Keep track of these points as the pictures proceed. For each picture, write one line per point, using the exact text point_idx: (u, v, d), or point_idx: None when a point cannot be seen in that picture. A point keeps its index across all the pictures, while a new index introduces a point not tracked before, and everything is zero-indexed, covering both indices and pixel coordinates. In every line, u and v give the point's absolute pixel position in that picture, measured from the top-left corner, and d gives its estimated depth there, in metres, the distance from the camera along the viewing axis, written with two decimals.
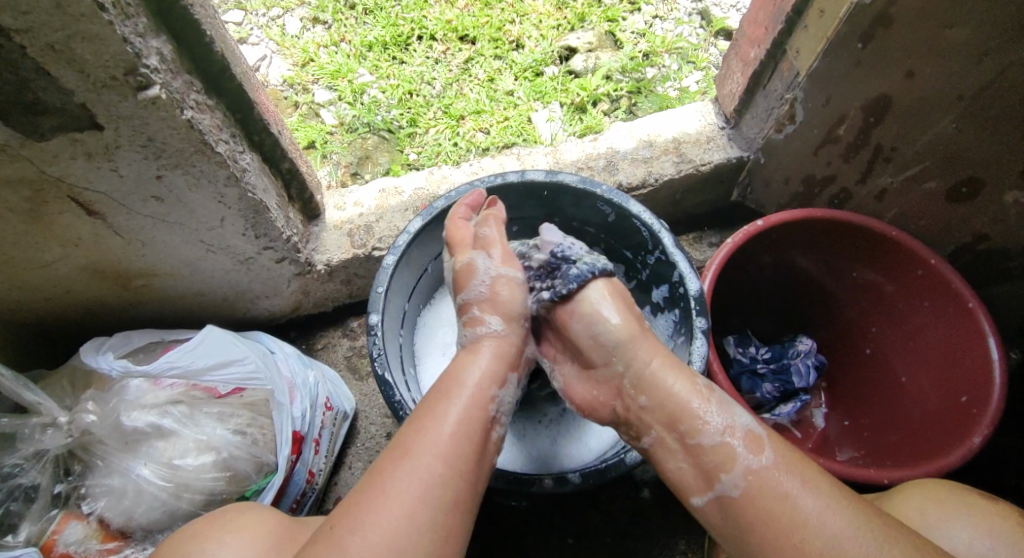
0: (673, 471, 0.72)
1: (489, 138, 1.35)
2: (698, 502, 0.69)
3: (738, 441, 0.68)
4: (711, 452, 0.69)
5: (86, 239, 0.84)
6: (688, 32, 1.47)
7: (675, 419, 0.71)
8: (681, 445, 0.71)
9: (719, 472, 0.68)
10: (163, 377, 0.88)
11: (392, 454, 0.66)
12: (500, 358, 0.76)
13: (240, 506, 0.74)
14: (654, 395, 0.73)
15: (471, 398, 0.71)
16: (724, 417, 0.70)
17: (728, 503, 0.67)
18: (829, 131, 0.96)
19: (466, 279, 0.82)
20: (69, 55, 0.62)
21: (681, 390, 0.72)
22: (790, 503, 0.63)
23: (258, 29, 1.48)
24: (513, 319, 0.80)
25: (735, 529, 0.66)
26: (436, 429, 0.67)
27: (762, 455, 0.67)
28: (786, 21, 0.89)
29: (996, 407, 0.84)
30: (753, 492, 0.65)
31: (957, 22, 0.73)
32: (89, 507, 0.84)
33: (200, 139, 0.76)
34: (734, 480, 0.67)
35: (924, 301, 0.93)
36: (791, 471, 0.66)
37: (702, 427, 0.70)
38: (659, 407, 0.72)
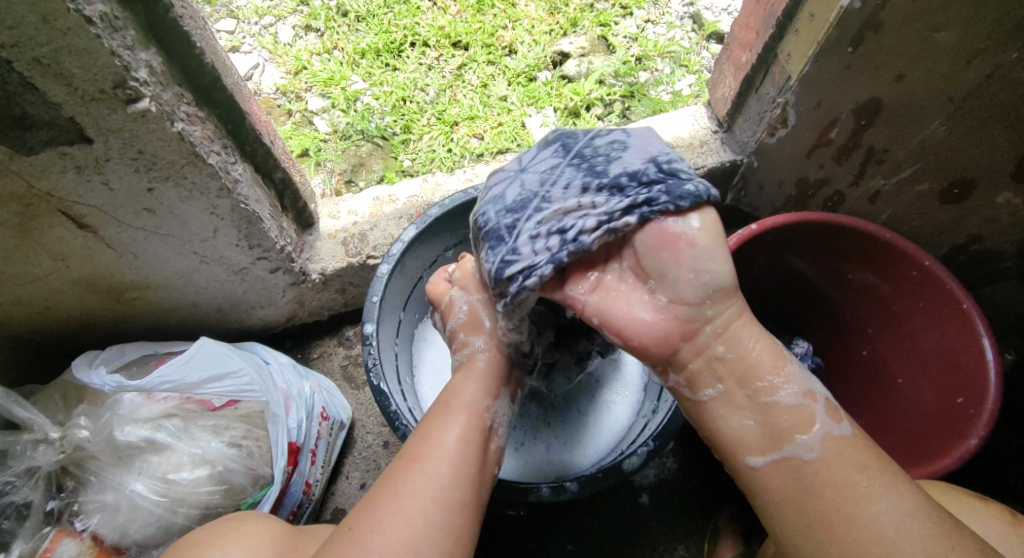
0: (737, 425, 0.64)
1: (483, 143, 1.35)
2: (759, 462, 0.63)
3: (819, 406, 0.63)
4: (787, 413, 0.62)
5: (77, 252, 0.84)
6: (680, 35, 1.47)
7: (748, 377, 0.63)
8: (751, 403, 0.64)
9: (792, 435, 0.62)
10: (157, 391, 0.87)
11: (405, 459, 0.67)
12: (489, 361, 0.77)
13: (246, 513, 0.74)
14: (736, 349, 0.63)
15: (468, 408, 0.71)
16: (803, 380, 0.64)
17: (800, 468, 0.61)
18: (820, 135, 0.96)
19: (449, 312, 0.84)
20: (55, 69, 0.61)
21: (763, 349, 0.64)
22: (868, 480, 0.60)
23: (251, 37, 1.48)
24: (484, 331, 0.80)
25: (802, 493, 0.61)
26: (445, 433, 0.68)
27: (842, 424, 0.62)
28: (776, 26, 0.89)
29: (993, 409, 0.84)
30: (831, 458, 0.61)
31: (945, 25, 0.73)
32: (82, 524, 0.83)
33: (191, 150, 0.76)
34: (811, 442, 0.61)
35: (919, 302, 0.94)
36: (864, 446, 0.62)
37: (780, 387, 0.63)
38: (736, 363, 0.63)
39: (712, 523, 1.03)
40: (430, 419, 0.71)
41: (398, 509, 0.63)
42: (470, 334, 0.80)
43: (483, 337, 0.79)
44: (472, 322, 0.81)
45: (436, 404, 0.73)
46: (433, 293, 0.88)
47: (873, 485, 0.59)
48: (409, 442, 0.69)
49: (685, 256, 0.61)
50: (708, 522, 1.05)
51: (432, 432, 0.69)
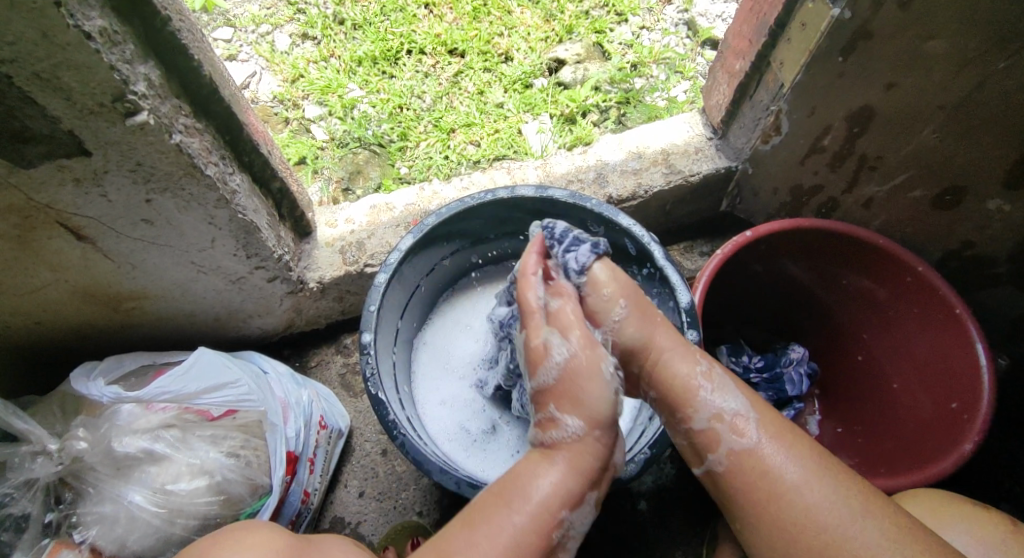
0: (677, 444, 0.73)
1: (479, 150, 1.36)
2: (698, 474, 0.71)
3: (724, 425, 0.68)
4: (702, 435, 0.69)
5: (75, 264, 0.84)
6: (676, 42, 1.48)
7: (673, 406, 0.71)
8: (680, 428, 0.71)
9: (705, 453, 0.69)
10: (155, 401, 0.88)
11: (435, 553, 0.63)
12: (570, 454, 0.67)
13: (248, 522, 0.72)
14: (658, 388, 0.72)
15: (528, 521, 0.64)
16: (720, 402, 0.69)
17: (716, 479, 0.69)
18: (815, 142, 0.97)
19: (534, 365, 0.71)
20: (55, 83, 0.62)
21: (683, 378, 0.70)
22: (774, 479, 0.64)
23: (248, 46, 1.49)
24: (585, 413, 0.68)
25: (726, 499, 0.68)
26: (488, 542, 0.62)
27: (747, 438, 0.67)
28: (769, 34, 0.90)
29: (986, 412, 0.84)
30: (738, 472, 0.67)
31: (933, 36, 0.74)
32: (81, 535, 0.83)
33: (189, 162, 0.76)
34: (719, 458, 0.68)
35: (912, 308, 0.94)
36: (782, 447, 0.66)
37: (694, 413, 0.69)
38: (661, 399, 0.72)
39: (710, 527, 1.04)
40: (478, 511, 0.65)
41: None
42: (563, 405, 0.69)
43: (580, 415, 0.68)
44: (565, 385, 0.69)
45: (494, 494, 0.67)
46: (521, 304, 0.73)
47: (777, 484, 0.64)
48: (446, 535, 0.65)
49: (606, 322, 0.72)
50: (705, 527, 1.05)
51: (474, 533, 0.63)
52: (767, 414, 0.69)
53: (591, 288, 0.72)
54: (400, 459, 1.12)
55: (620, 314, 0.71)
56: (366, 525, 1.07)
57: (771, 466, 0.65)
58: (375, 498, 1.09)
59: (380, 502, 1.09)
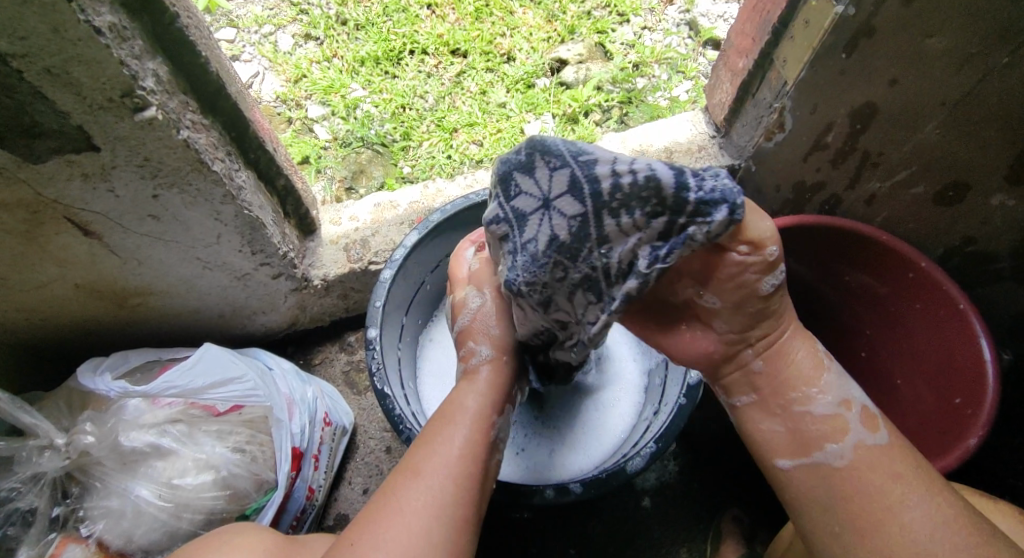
0: (766, 430, 0.70)
1: (482, 150, 1.36)
2: (785, 464, 0.69)
3: (852, 415, 0.67)
4: (820, 422, 0.67)
5: (81, 259, 0.84)
6: (678, 42, 1.48)
7: (784, 388, 0.68)
8: (784, 412, 0.69)
9: (823, 443, 0.66)
10: (162, 396, 0.88)
11: (400, 477, 0.66)
12: (491, 375, 0.75)
13: (241, 526, 0.73)
14: (777, 363, 0.68)
15: (474, 423, 0.70)
16: (841, 391, 0.68)
17: (825, 470, 0.66)
18: (818, 138, 0.96)
19: (455, 312, 0.81)
20: (65, 79, 0.62)
21: (804, 365, 0.69)
22: (904, 498, 0.62)
23: (251, 46, 1.49)
24: (495, 341, 0.77)
25: (832, 499, 0.65)
26: (445, 447, 0.67)
27: (878, 434, 0.66)
28: (773, 32, 0.91)
29: (991, 407, 0.85)
30: (861, 465, 0.65)
31: (936, 31, 0.75)
32: (88, 529, 0.83)
33: (196, 157, 0.77)
34: (840, 450, 0.66)
35: (916, 304, 0.94)
36: (904, 454, 0.65)
37: (812, 397, 0.68)
38: (774, 376, 0.69)
39: (714, 524, 1.04)
40: (429, 431, 0.70)
41: (399, 526, 0.61)
42: (477, 338, 0.78)
43: (490, 344, 0.77)
44: (479, 325, 0.79)
45: (437, 418, 0.71)
46: (450, 276, 0.86)
47: (910, 494, 0.62)
48: (405, 456, 0.68)
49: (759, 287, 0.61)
50: (710, 524, 1.05)
51: (431, 445, 0.68)
52: (878, 414, 0.69)
53: (754, 248, 0.58)
54: (404, 457, 1.12)
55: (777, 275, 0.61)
56: None
57: (897, 490, 0.62)
58: None
59: None
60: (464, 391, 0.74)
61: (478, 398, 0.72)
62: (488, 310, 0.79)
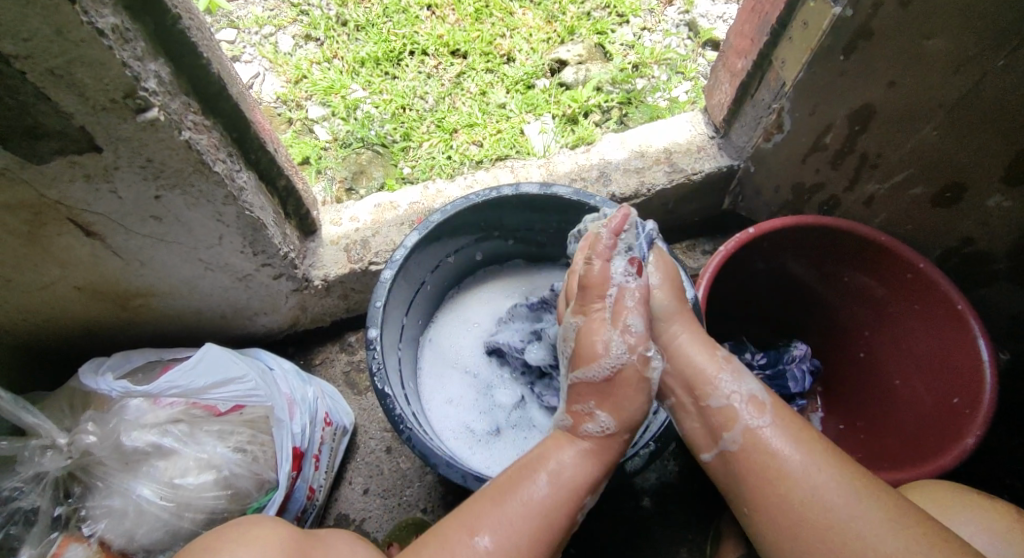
0: (688, 428, 0.74)
1: (482, 150, 1.36)
2: (707, 458, 0.72)
3: (741, 403, 0.70)
4: (716, 413, 0.71)
5: (83, 260, 0.85)
6: (677, 43, 1.49)
7: (692, 384, 0.73)
8: (696, 407, 0.73)
9: (721, 432, 0.70)
10: (163, 396, 0.89)
11: (462, 529, 0.63)
12: (601, 451, 0.69)
13: (256, 519, 0.71)
14: (676, 362, 0.74)
15: (558, 495, 0.65)
16: (734, 382, 0.72)
17: (730, 457, 0.69)
18: (816, 140, 0.98)
19: (588, 351, 0.70)
20: (68, 80, 0.62)
21: (698, 359, 0.74)
22: (779, 468, 0.65)
23: (252, 47, 1.50)
24: (621, 417, 0.69)
25: (736, 483, 0.69)
26: (519, 517, 0.63)
27: (762, 416, 0.69)
28: (771, 33, 0.91)
29: (988, 406, 0.85)
30: (750, 446, 0.68)
31: (933, 33, 0.75)
32: (90, 529, 0.83)
33: (198, 159, 0.77)
34: (734, 436, 0.69)
35: (914, 304, 0.95)
36: (789, 429, 0.68)
37: (712, 390, 0.72)
38: (680, 374, 0.74)
39: (713, 524, 1.04)
40: (504, 486, 0.66)
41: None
42: (602, 403, 0.69)
43: (615, 416, 0.69)
44: (612, 390, 0.69)
45: (517, 470, 0.67)
46: (596, 290, 0.72)
47: (786, 465, 0.65)
48: (473, 507, 0.65)
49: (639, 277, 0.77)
50: (710, 524, 1.05)
51: (504, 509, 0.64)
52: (778, 402, 0.71)
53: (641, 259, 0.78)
54: (404, 457, 1.12)
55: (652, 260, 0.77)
56: (370, 522, 1.08)
57: (777, 460, 0.66)
58: (380, 495, 1.09)
59: (385, 499, 1.09)
60: (555, 448, 0.69)
61: (572, 463, 0.67)
62: (635, 374, 0.69)
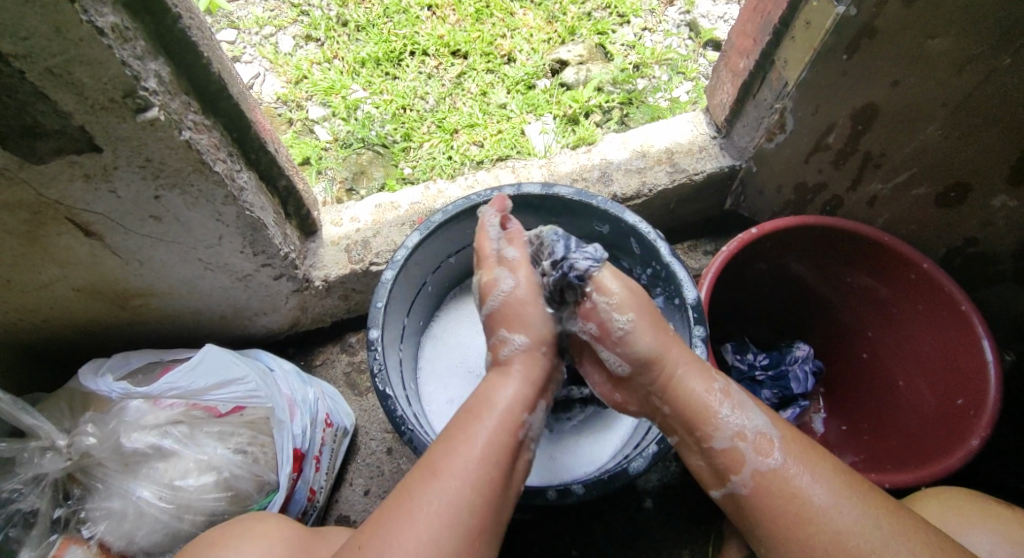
0: (695, 466, 0.72)
1: (482, 151, 1.36)
2: (717, 496, 0.71)
3: (748, 444, 0.67)
4: (722, 454, 0.68)
5: (82, 260, 0.84)
6: (678, 43, 1.49)
7: (691, 423, 0.70)
8: (699, 446, 0.71)
9: (729, 473, 0.68)
10: (163, 397, 0.88)
11: (422, 470, 0.64)
12: (525, 368, 0.74)
13: (261, 514, 0.73)
14: (676, 406, 0.71)
15: (501, 421, 0.68)
16: (739, 419, 0.69)
17: (740, 501, 0.68)
18: (819, 140, 0.98)
19: (486, 294, 0.79)
20: (67, 79, 0.62)
21: (698, 394, 0.70)
22: (793, 512, 0.63)
23: (252, 47, 1.49)
24: (530, 332, 0.76)
25: (751, 524, 0.67)
26: (466, 450, 0.65)
27: (771, 457, 0.66)
28: (773, 33, 0.91)
29: (993, 407, 0.85)
30: (760, 490, 0.66)
31: (937, 32, 0.75)
32: (89, 531, 0.83)
33: (198, 158, 0.77)
34: (742, 479, 0.67)
35: (918, 305, 0.94)
36: (803, 464, 0.66)
37: (715, 431, 0.69)
38: (679, 415, 0.71)
39: (716, 525, 1.04)
40: (453, 427, 0.68)
41: (421, 521, 0.60)
42: (513, 327, 0.77)
43: (529, 335, 0.76)
44: (518, 317, 0.77)
45: (463, 413, 0.70)
46: (476, 252, 0.82)
47: (806, 508, 0.63)
48: (427, 454, 0.66)
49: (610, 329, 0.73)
50: (712, 525, 1.05)
51: (452, 445, 0.65)
52: (786, 433, 0.69)
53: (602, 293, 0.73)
54: (405, 458, 1.12)
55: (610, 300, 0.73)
56: None
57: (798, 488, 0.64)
58: (380, 497, 1.09)
59: None
60: (495, 386, 0.72)
61: (510, 391, 0.71)
62: (523, 295, 0.78)
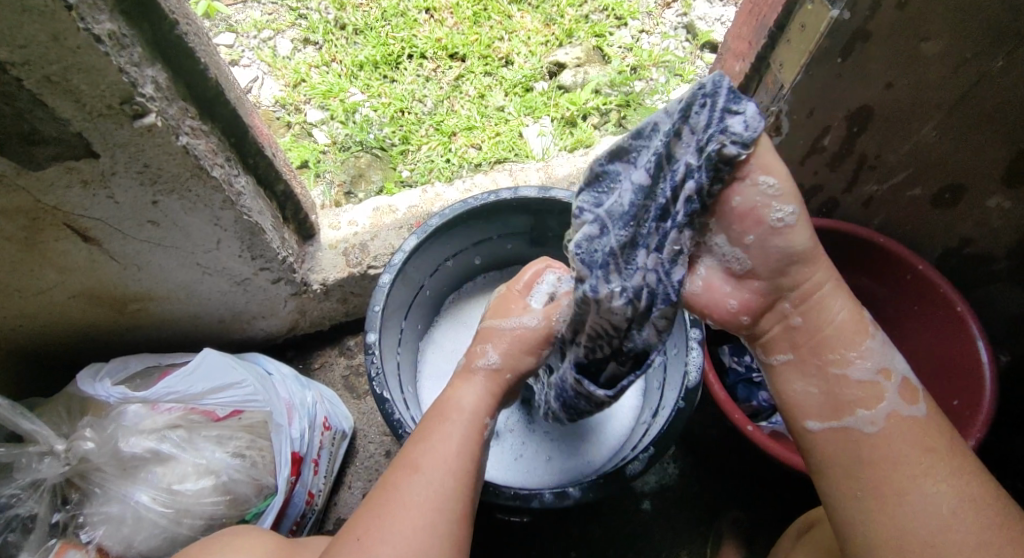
0: (799, 390, 0.67)
1: (481, 153, 1.36)
2: (816, 427, 0.66)
3: (892, 385, 0.65)
4: (856, 386, 0.64)
5: (81, 265, 0.85)
6: (674, 45, 1.49)
7: (822, 347, 0.65)
8: (819, 371, 0.66)
9: (855, 406, 0.64)
10: (161, 401, 0.89)
11: (402, 472, 0.65)
12: (490, 382, 0.75)
13: (236, 529, 0.73)
14: (812, 320, 0.65)
15: (471, 421, 0.70)
16: (881, 357, 0.66)
17: (858, 439, 0.64)
18: (813, 143, 0.95)
19: (501, 310, 0.80)
20: (64, 86, 0.62)
21: (842, 321, 0.65)
22: (921, 474, 0.60)
23: (250, 51, 1.50)
24: (508, 359, 0.76)
25: (860, 468, 0.63)
26: (443, 444, 0.67)
27: (914, 405, 0.64)
28: (769, 36, 0.92)
29: (987, 408, 0.85)
30: (891, 434, 0.63)
31: (931, 35, 0.75)
32: (88, 536, 0.83)
33: (195, 163, 0.77)
34: (873, 416, 0.63)
35: (914, 306, 0.95)
36: (933, 428, 0.64)
37: (852, 358, 0.65)
38: (815, 333, 0.65)
39: (714, 528, 1.04)
40: (425, 428, 0.70)
41: (408, 520, 0.61)
42: (496, 344, 0.77)
43: (501, 357, 0.76)
44: (510, 340, 0.77)
45: (431, 416, 0.71)
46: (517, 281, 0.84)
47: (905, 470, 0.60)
48: (404, 453, 0.67)
49: (764, 222, 0.59)
50: (710, 528, 1.05)
51: (430, 442, 0.67)
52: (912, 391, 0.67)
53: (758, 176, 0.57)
54: None
55: (774, 187, 0.57)
56: None
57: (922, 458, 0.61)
58: None
59: None
60: (458, 390, 0.74)
61: (474, 396, 0.73)
62: (536, 334, 0.77)
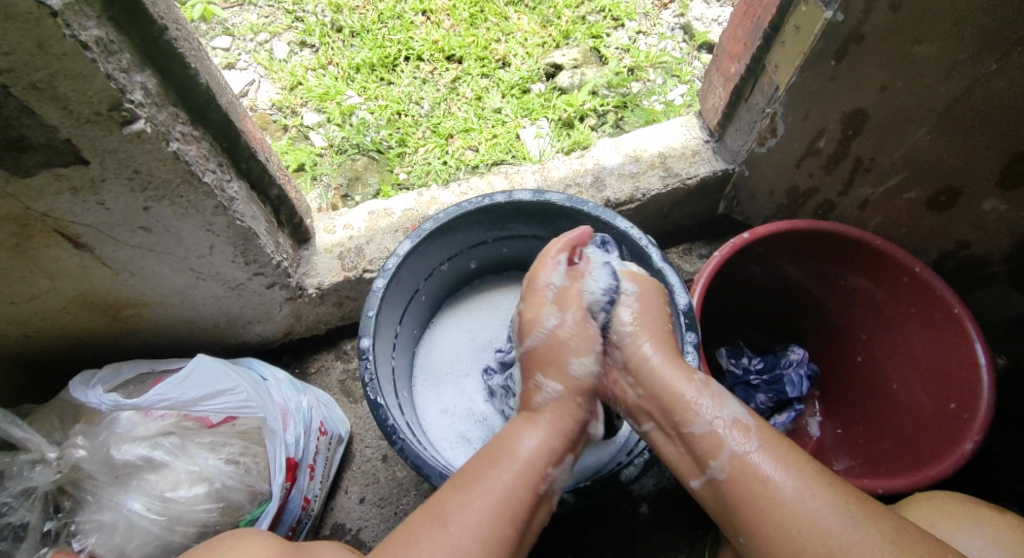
0: (671, 455, 0.71)
1: (478, 155, 1.35)
2: (695, 486, 0.68)
3: (725, 430, 0.66)
4: (701, 440, 0.67)
5: (73, 271, 0.84)
6: (672, 46, 1.48)
7: (669, 408, 0.69)
8: (677, 434, 0.69)
9: (708, 459, 0.66)
10: (153, 408, 0.87)
11: (427, 519, 0.63)
12: (555, 418, 0.72)
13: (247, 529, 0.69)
14: (651, 386, 0.71)
15: (520, 474, 0.66)
16: (715, 408, 0.68)
17: (718, 487, 0.66)
18: (810, 144, 0.98)
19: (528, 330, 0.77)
20: (51, 93, 0.62)
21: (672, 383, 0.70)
22: (767, 493, 0.62)
23: (246, 54, 1.49)
24: (569, 381, 0.74)
25: (728, 515, 0.65)
26: (479, 500, 0.63)
27: (749, 441, 0.65)
28: (763, 37, 0.92)
29: (985, 411, 0.84)
30: (740, 474, 0.64)
31: (925, 38, 0.75)
32: (80, 544, 0.82)
33: (186, 169, 0.77)
34: (721, 464, 0.65)
35: (911, 307, 0.94)
36: (778, 457, 0.64)
37: (693, 416, 0.68)
38: (655, 398, 0.71)
39: (712, 530, 1.03)
40: (468, 473, 0.66)
41: None
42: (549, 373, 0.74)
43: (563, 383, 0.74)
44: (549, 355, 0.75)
45: (481, 458, 0.68)
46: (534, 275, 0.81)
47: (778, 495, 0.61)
48: (437, 497, 0.65)
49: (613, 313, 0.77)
50: (708, 529, 1.05)
51: (466, 496, 0.64)
52: (763, 423, 0.68)
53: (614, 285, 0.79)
54: (400, 465, 1.12)
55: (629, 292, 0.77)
56: (367, 531, 1.07)
57: (767, 484, 0.62)
58: (376, 504, 1.09)
59: (381, 508, 1.09)
60: (524, 432, 0.70)
61: (535, 442, 0.69)
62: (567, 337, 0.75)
